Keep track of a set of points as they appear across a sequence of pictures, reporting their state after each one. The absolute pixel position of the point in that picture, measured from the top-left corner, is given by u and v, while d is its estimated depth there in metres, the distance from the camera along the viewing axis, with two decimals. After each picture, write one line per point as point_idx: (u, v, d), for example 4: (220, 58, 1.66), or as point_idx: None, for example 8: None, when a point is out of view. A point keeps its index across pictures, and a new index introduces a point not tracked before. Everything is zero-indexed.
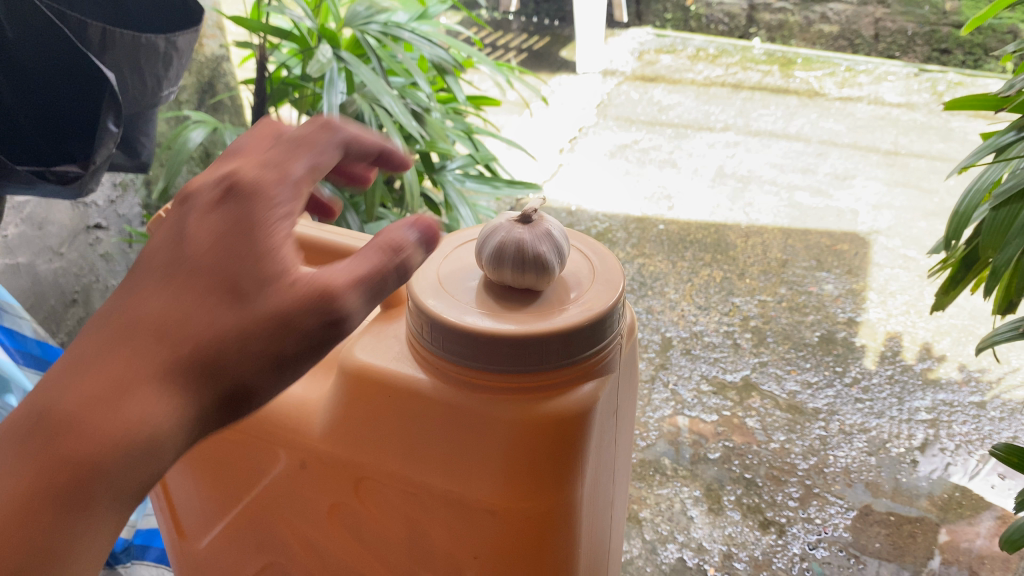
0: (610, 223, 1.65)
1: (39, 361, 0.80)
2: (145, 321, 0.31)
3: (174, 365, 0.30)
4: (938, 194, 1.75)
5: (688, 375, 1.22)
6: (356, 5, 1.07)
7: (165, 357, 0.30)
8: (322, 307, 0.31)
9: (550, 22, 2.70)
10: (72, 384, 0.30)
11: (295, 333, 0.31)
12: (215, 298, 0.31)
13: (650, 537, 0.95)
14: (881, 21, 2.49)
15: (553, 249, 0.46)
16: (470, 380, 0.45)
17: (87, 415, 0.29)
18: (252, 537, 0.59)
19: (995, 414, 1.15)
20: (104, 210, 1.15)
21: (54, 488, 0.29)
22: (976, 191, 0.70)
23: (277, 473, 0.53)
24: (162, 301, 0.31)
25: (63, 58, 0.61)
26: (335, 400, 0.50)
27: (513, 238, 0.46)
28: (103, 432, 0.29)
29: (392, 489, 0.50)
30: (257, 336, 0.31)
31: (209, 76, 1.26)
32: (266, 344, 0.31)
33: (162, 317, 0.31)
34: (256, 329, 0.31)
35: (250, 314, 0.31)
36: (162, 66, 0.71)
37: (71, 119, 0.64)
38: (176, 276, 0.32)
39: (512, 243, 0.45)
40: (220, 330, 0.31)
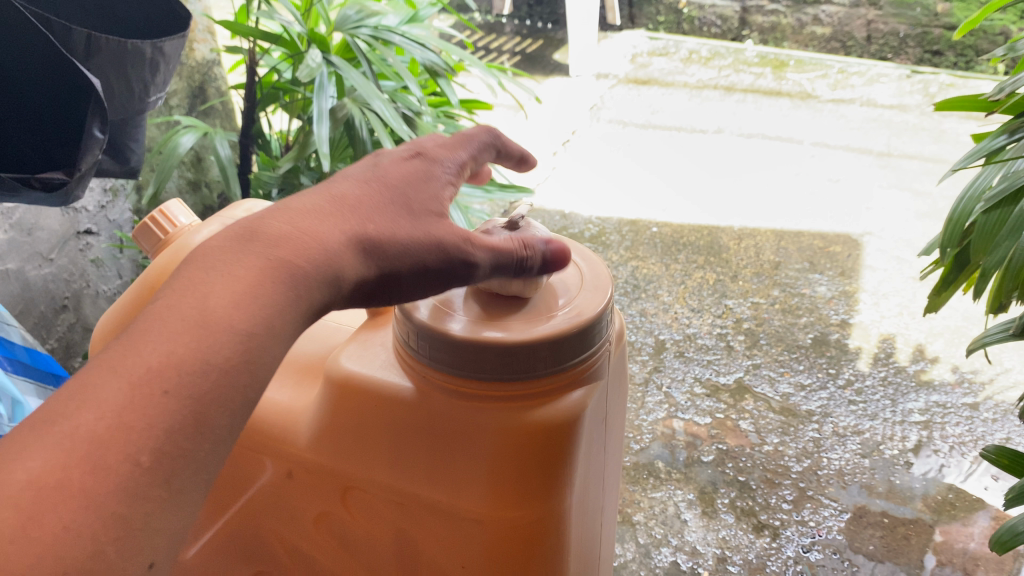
0: (603, 226, 1.65)
1: (27, 367, 0.77)
2: (289, 230, 0.35)
3: (344, 274, 0.35)
4: (931, 196, 1.75)
5: (682, 378, 1.22)
6: (347, 9, 1.07)
7: (342, 264, 0.35)
8: (474, 259, 0.39)
9: (544, 25, 2.70)
10: (242, 271, 0.33)
11: (441, 278, 0.39)
12: (376, 226, 0.37)
13: (645, 541, 0.94)
14: (873, 23, 2.50)
15: None
16: (457, 389, 0.45)
17: (267, 295, 0.32)
18: (240, 544, 0.59)
19: (988, 415, 1.15)
20: (95, 216, 1.14)
21: (242, 358, 0.31)
22: (970, 194, 0.70)
23: (265, 482, 0.53)
24: (310, 218, 0.36)
25: (45, 62, 0.61)
26: (322, 407, 0.50)
27: None
28: (284, 312, 0.33)
29: (379, 498, 0.49)
30: (414, 274, 0.38)
31: (200, 81, 1.26)
32: (415, 280, 0.39)
33: (328, 229, 0.36)
34: (421, 269, 0.38)
35: (418, 249, 0.38)
36: (149, 71, 0.71)
37: (55, 125, 0.63)
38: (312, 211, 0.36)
39: None
40: (383, 257, 0.37)
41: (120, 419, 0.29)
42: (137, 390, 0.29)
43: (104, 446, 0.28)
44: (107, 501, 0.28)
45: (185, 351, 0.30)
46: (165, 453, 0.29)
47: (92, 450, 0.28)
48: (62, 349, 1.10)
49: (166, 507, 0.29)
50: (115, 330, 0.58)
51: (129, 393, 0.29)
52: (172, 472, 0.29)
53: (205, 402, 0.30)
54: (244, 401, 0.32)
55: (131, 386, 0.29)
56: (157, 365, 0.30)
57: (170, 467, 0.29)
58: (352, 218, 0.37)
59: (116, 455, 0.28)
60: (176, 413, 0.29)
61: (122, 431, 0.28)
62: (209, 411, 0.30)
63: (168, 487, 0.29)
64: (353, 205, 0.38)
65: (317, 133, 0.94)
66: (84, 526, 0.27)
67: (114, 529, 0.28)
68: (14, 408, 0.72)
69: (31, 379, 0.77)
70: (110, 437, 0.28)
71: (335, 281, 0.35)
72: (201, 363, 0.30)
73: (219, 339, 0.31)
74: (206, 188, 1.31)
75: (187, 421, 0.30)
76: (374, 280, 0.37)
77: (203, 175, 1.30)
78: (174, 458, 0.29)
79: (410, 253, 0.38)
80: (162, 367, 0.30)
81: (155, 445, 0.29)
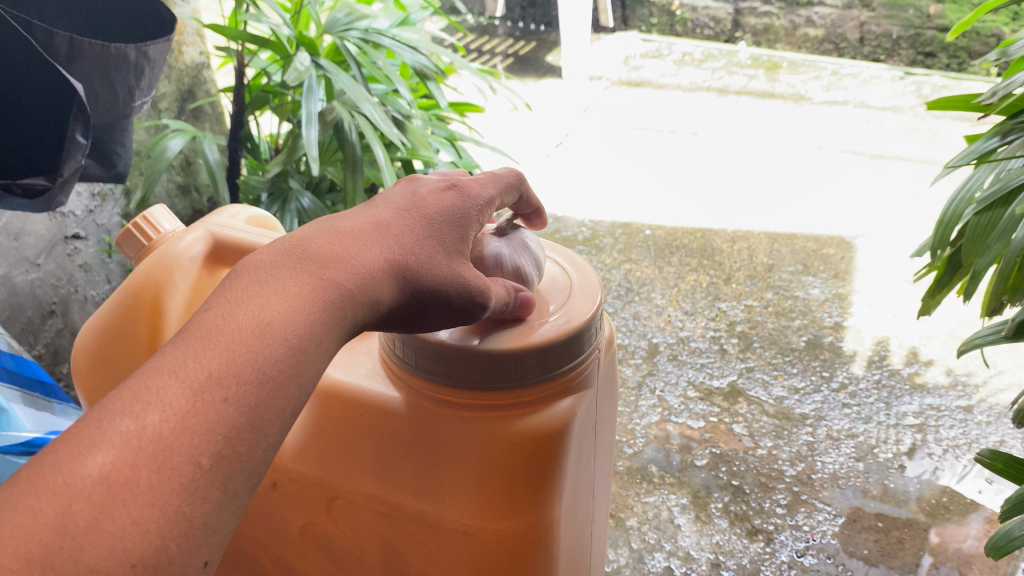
0: (596, 228, 1.64)
1: (11, 374, 0.76)
2: (335, 250, 0.34)
3: (384, 301, 0.35)
4: (924, 197, 1.75)
5: (675, 382, 1.21)
6: (336, 11, 1.06)
7: (382, 292, 0.35)
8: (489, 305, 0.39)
9: (537, 28, 2.69)
10: (299, 283, 0.32)
11: (465, 317, 0.38)
12: (419, 254, 0.37)
13: (638, 545, 0.94)
14: (866, 25, 2.50)
15: (531, 263, 0.46)
16: (446, 398, 0.44)
17: (320, 309, 0.32)
18: (224, 555, 0.58)
19: (982, 418, 1.15)
20: (83, 220, 1.13)
21: (297, 369, 0.30)
22: (962, 196, 0.69)
23: (250, 492, 0.52)
24: (353, 238, 0.35)
25: (26, 67, 0.60)
26: (307, 416, 0.49)
27: (495, 250, 0.45)
28: (335, 327, 0.32)
29: (364, 508, 0.48)
30: (443, 310, 0.38)
31: (190, 84, 1.25)
32: (442, 317, 0.38)
33: (372, 253, 0.35)
34: (448, 309, 0.38)
35: (448, 286, 0.37)
36: (134, 76, 0.70)
37: (37, 130, 0.62)
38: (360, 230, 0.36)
39: (493, 257, 0.45)
40: (421, 286, 0.36)
41: (186, 417, 0.27)
42: (200, 390, 0.28)
43: (171, 444, 0.26)
44: (175, 499, 0.26)
45: (245, 357, 0.29)
46: (227, 457, 0.27)
47: (160, 446, 0.26)
48: (49, 355, 1.09)
49: (224, 514, 0.28)
50: (98, 338, 0.58)
51: (193, 392, 0.28)
52: (233, 478, 0.28)
53: (265, 407, 0.29)
54: (292, 413, 0.30)
55: (194, 385, 0.28)
56: (218, 366, 0.29)
57: (230, 471, 0.27)
58: (395, 242, 0.36)
59: (182, 453, 0.26)
60: (239, 416, 0.28)
61: (188, 431, 0.27)
62: (267, 420, 0.29)
63: (228, 492, 0.27)
64: (395, 229, 0.37)
65: (305, 137, 0.93)
66: (149, 524, 0.25)
67: (179, 529, 0.26)
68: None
69: (16, 386, 0.76)
70: (177, 434, 0.27)
71: (377, 307, 0.35)
72: (260, 369, 0.29)
73: (276, 348, 0.30)
74: (196, 192, 1.30)
75: (249, 423, 0.28)
76: (407, 309, 0.37)
77: (193, 179, 1.29)
78: (235, 464, 0.28)
79: (442, 291, 0.37)
80: (223, 369, 0.28)
81: (219, 445, 0.27)
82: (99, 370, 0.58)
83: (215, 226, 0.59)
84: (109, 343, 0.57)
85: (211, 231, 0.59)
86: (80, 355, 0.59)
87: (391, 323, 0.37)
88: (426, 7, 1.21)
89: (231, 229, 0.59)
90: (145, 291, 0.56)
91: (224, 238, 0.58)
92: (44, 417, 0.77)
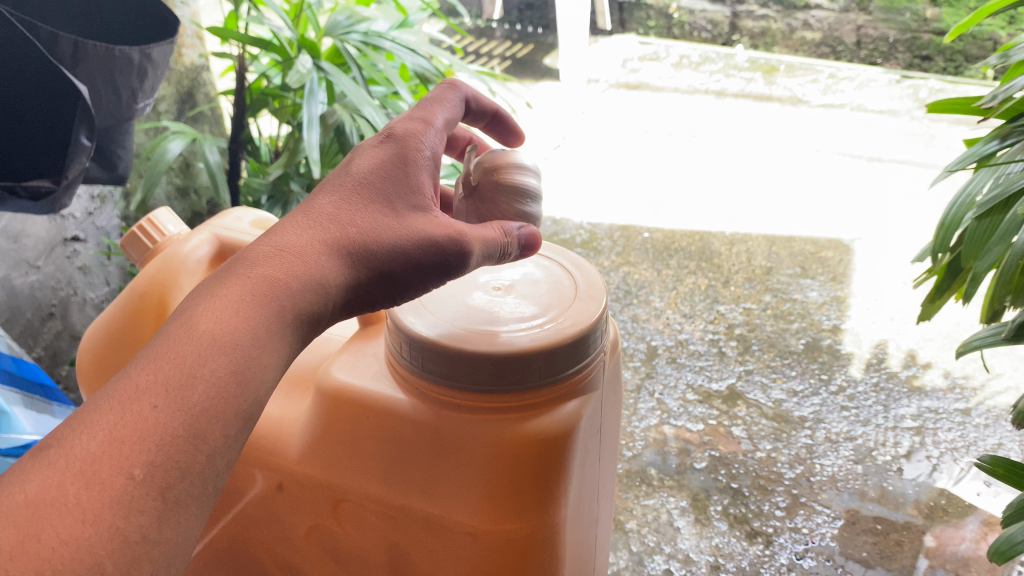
0: (594, 231, 1.64)
1: (11, 376, 0.75)
2: (274, 255, 0.37)
3: (327, 283, 0.38)
4: (921, 200, 1.75)
5: (674, 385, 1.22)
6: (337, 14, 1.06)
7: (323, 273, 0.38)
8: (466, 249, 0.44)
9: (534, 30, 2.69)
10: (233, 295, 0.35)
11: (429, 266, 0.43)
12: (357, 225, 0.41)
13: (638, 548, 0.94)
14: (863, 28, 2.50)
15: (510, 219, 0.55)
16: (452, 401, 0.45)
17: (252, 314, 0.35)
18: (228, 559, 0.58)
19: (980, 420, 1.15)
20: (82, 223, 1.13)
21: (232, 375, 0.33)
22: (962, 200, 0.70)
23: (255, 494, 0.52)
24: (294, 242, 0.39)
25: (29, 70, 0.60)
26: (313, 419, 0.49)
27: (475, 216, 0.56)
28: (270, 327, 0.35)
29: (371, 511, 0.48)
30: (401, 268, 0.42)
31: (189, 86, 1.25)
32: (402, 275, 0.42)
33: (305, 244, 0.39)
34: (405, 265, 0.42)
35: (402, 241, 0.42)
36: (137, 77, 0.70)
37: (39, 133, 0.62)
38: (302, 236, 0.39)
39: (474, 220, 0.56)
40: (367, 253, 0.41)
41: (115, 432, 0.29)
42: (129, 405, 0.30)
43: (101, 458, 0.29)
44: (108, 511, 0.28)
45: (175, 371, 0.32)
46: (160, 464, 0.30)
47: (90, 463, 0.29)
48: (49, 357, 1.08)
49: (167, 522, 0.30)
50: (103, 341, 0.58)
51: (122, 410, 0.30)
52: (170, 484, 0.30)
53: (198, 413, 0.31)
54: (235, 415, 0.33)
55: (123, 405, 0.30)
56: (147, 384, 0.31)
57: (164, 479, 0.30)
58: (329, 224, 0.40)
59: (113, 466, 0.29)
60: (171, 423, 0.30)
61: (118, 445, 0.29)
62: (203, 423, 0.31)
63: (166, 501, 0.29)
64: (336, 216, 0.41)
65: (307, 139, 0.94)
66: (85, 537, 0.27)
67: (116, 542, 0.28)
68: None
69: (16, 389, 0.75)
70: (105, 450, 0.29)
71: (320, 290, 0.38)
72: (190, 379, 0.32)
73: (206, 360, 0.33)
74: (195, 194, 1.30)
75: (182, 428, 0.31)
76: (363, 277, 0.41)
77: (192, 181, 1.29)
78: (171, 470, 0.30)
79: (398, 249, 0.42)
80: (152, 387, 0.31)
81: (150, 453, 0.29)
82: (103, 370, 0.58)
83: (220, 230, 0.60)
84: (114, 345, 0.57)
85: (216, 234, 0.60)
86: (84, 355, 0.59)
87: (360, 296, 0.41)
88: (425, 9, 1.20)
89: (237, 233, 0.60)
90: (150, 293, 0.57)
91: (230, 242, 0.59)
92: (45, 419, 0.77)
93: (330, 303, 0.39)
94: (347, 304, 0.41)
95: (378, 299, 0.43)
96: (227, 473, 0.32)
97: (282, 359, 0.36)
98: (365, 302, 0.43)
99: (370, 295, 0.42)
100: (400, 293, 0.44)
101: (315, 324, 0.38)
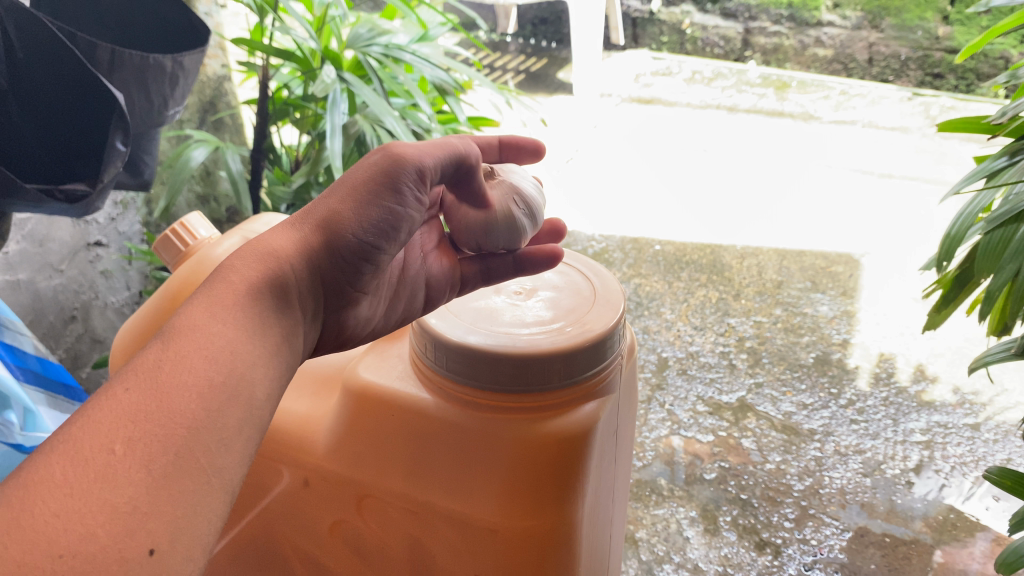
0: (606, 243, 1.66)
1: (39, 376, 0.75)
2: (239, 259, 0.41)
3: (273, 250, 0.42)
4: (932, 215, 1.76)
5: (685, 396, 1.23)
6: (358, 27, 1.08)
7: (269, 249, 0.42)
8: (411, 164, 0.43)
9: (548, 44, 2.72)
10: (204, 300, 0.39)
11: (377, 190, 0.42)
12: (312, 208, 0.44)
13: (647, 557, 0.95)
14: (875, 45, 2.54)
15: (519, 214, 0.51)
16: (474, 399, 0.47)
17: (218, 308, 0.38)
18: (252, 554, 0.60)
19: (989, 436, 1.16)
20: (105, 228, 1.15)
21: (198, 353, 0.36)
22: (971, 214, 0.71)
23: (282, 488, 0.55)
24: (258, 246, 0.42)
25: (71, 76, 0.65)
26: (340, 419, 0.52)
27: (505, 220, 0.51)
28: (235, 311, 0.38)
29: (394, 507, 0.51)
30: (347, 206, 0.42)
31: (211, 95, 1.27)
32: (352, 210, 0.42)
33: (259, 242, 0.43)
34: (347, 202, 0.42)
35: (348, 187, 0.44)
36: (169, 86, 0.76)
37: (76, 139, 0.67)
38: (268, 236, 0.43)
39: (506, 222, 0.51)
40: (309, 218, 0.43)
41: (92, 418, 0.32)
42: (104, 396, 0.34)
43: (82, 441, 0.32)
44: (92, 486, 0.30)
45: (142, 364, 0.35)
46: (138, 438, 0.32)
47: (71, 447, 0.32)
48: (70, 359, 1.10)
49: (161, 494, 0.32)
50: (135, 340, 0.60)
51: (99, 401, 0.33)
52: (151, 455, 0.32)
53: (166, 388, 0.34)
54: (208, 391, 0.35)
55: (100, 397, 0.34)
56: (123, 378, 0.34)
57: (147, 452, 0.32)
58: (282, 221, 0.45)
59: (94, 446, 0.31)
60: (140, 400, 0.33)
61: (96, 427, 0.32)
62: (173, 396, 0.34)
63: (152, 472, 0.32)
64: (299, 213, 0.45)
65: (330, 148, 0.96)
66: (72, 513, 0.30)
67: (104, 513, 0.30)
68: (26, 418, 0.69)
69: (41, 388, 0.75)
70: (86, 434, 0.32)
71: (269, 257, 0.41)
72: (157, 364, 0.35)
73: (171, 346, 0.36)
74: (215, 202, 1.33)
75: (151, 404, 0.33)
76: (316, 236, 0.43)
77: (213, 189, 1.32)
78: (149, 442, 0.32)
79: (336, 194, 0.43)
80: (125, 377, 0.34)
81: (126, 431, 0.32)
82: None
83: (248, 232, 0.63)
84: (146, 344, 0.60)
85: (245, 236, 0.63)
86: (117, 355, 0.61)
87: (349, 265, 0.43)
88: (445, 24, 1.22)
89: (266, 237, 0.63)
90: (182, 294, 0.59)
91: None
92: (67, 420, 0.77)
93: (287, 264, 0.42)
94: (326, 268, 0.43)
95: (360, 257, 0.43)
96: (222, 446, 0.34)
97: (254, 331, 0.39)
98: (353, 272, 0.44)
99: (344, 251, 0.43)
100: (382, 245, 0.44)
101: (276, 288, 0.41)
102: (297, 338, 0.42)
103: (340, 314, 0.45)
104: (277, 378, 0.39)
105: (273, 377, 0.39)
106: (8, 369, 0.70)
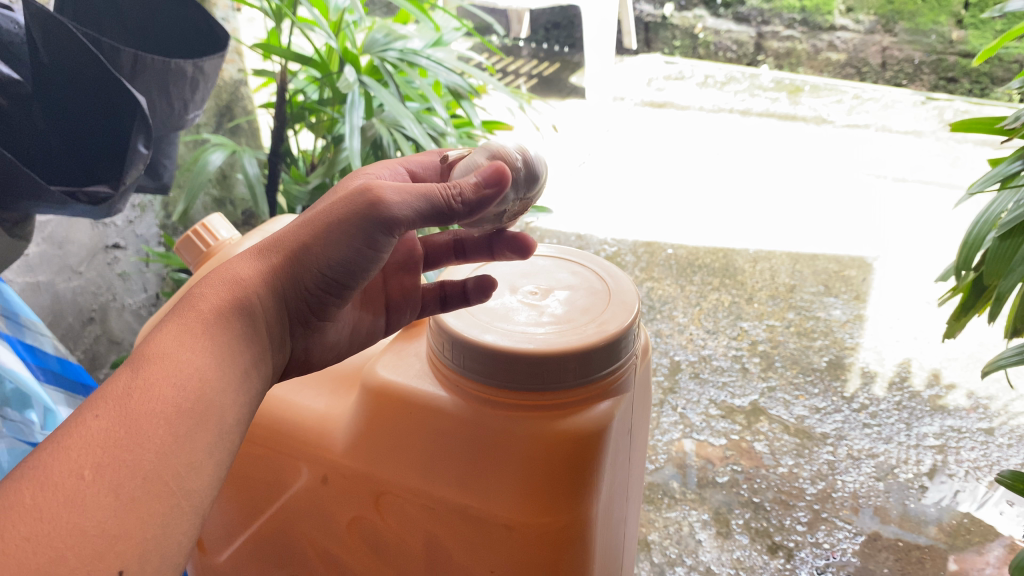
0: (618, 247, 1.67)
1: (60, 376, 0.76)
2: (205, 291, 0.44)
3: (241, 277, 0.44)
4: (946, 219, 1.76)
5: (697, 400, 1.23)
6: (375, 32, 1.09)
7: (236, 275, 0.44)
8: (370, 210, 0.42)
9: (561, 49, 2.75)
10: (178, 328, 0.41)
11: (336, 235, 0.43)
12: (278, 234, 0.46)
13: (659, 560, 0.95)
14: (888, 49, 2.53)
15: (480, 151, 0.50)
16: (488, 398, 0.48)
17: (186, 339, 0.41)
18: (271, 549, 0.61)
19: (1004, 440, 1.15)
20: (123, 230, 1.16)
21: (166, 379, 0.38)
22: (986, 219, 0.70)
23: (302, 485, 0.56)
24: (225, 278, 0.44)
25: (95, 83, 0.69)
26: (359, 415, 0.53)
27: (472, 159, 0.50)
28: (199, 337, 0.41)
29: (411, 504, 0.52)
30: (313, 239, 0.44)
31: (228, 100, 1.28)
32: (317, 246, 0.44)
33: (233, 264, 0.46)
34: (317, 238, 0.44)
35: (307, 221, 0.45)
36: (190, 90, 0.81)
37: (99, 146, 0.71)
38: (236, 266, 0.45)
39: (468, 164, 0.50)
40: (279, 246, 0.45)
41: (63, 441, 0.35)
42: (75, 420, 0.36)
43: (51, 467, 0.34)
44: (62, 509, 0.33)
45: (112, 389, 0.38)
46: (105, 464, 0.35)
47: (40, 472, 0.34)
48: (88, 360, 1.12)
49: (128, 517, 0.34)
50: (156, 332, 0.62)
51: (69, 427, 0.36)
52: (119, 480, 0.35)
53: (135, 414, 0.37)
54: (171, 415, 0.38)
55: (71, 422, 0.36)
56: (97, 400, 0.37)
57: (113, 478, 0.35)
58: (259, 243, 0.47)
59: (63, 471, 0.34)
60: (110, 425, 0.36)
61: (65, 455, 0.35)
62: (141, 422, 0.37)
63: (120, 495, 0.34)
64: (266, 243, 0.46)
65: (349, 150, 0.97)
66: (41, 535, 0.32)
67: (73, 537, 0.33)
68: (46, 417, 0.69)
69: (62, 388, 0.76)
70: (55, 459, 0.34)
71: (235, 285, 0.44)
72: (127, 390, 0.38)
73: (139, 373, 0.38)
74: (231, 205, 1.34)
75: (119, 430, 0.36)
76: (283, 265, 0.45)
77: (229, 192, 1.33)
78: (116, 467, 0.35)
79: (305, 225, 0.44)
80: (96, 404, 0.37)
81: (95, 456, 0.35)
82: None
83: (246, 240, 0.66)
84: None
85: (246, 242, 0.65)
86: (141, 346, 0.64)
87: (317, 294, 0.46)
88: (459, 28, 1.23)
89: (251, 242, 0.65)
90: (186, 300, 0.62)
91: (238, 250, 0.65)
92: None
93: (253, 292, 0.44)
94: (286, 298, 0.45)
95: (323, 289, 0.45)
96: (190, 470, 0.37)
97: (215, 356, 0.41)
98: (318, 298, 0.46)
99: (304, 282, 0.45)
100: (347, 279, 0.46)
101: (243, 313, 0.43)
102: (264, 359, 0.45)
103: (305, 334, 0.48)
104: (247, 403, 0.42)
105: (241, 399, 0.42)
106: (29, 369, 0.70)
